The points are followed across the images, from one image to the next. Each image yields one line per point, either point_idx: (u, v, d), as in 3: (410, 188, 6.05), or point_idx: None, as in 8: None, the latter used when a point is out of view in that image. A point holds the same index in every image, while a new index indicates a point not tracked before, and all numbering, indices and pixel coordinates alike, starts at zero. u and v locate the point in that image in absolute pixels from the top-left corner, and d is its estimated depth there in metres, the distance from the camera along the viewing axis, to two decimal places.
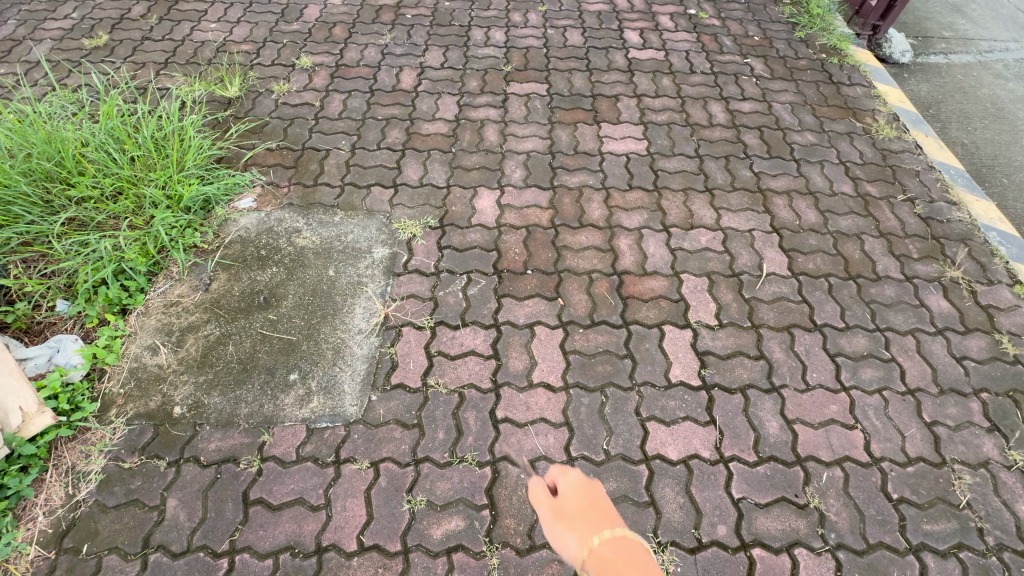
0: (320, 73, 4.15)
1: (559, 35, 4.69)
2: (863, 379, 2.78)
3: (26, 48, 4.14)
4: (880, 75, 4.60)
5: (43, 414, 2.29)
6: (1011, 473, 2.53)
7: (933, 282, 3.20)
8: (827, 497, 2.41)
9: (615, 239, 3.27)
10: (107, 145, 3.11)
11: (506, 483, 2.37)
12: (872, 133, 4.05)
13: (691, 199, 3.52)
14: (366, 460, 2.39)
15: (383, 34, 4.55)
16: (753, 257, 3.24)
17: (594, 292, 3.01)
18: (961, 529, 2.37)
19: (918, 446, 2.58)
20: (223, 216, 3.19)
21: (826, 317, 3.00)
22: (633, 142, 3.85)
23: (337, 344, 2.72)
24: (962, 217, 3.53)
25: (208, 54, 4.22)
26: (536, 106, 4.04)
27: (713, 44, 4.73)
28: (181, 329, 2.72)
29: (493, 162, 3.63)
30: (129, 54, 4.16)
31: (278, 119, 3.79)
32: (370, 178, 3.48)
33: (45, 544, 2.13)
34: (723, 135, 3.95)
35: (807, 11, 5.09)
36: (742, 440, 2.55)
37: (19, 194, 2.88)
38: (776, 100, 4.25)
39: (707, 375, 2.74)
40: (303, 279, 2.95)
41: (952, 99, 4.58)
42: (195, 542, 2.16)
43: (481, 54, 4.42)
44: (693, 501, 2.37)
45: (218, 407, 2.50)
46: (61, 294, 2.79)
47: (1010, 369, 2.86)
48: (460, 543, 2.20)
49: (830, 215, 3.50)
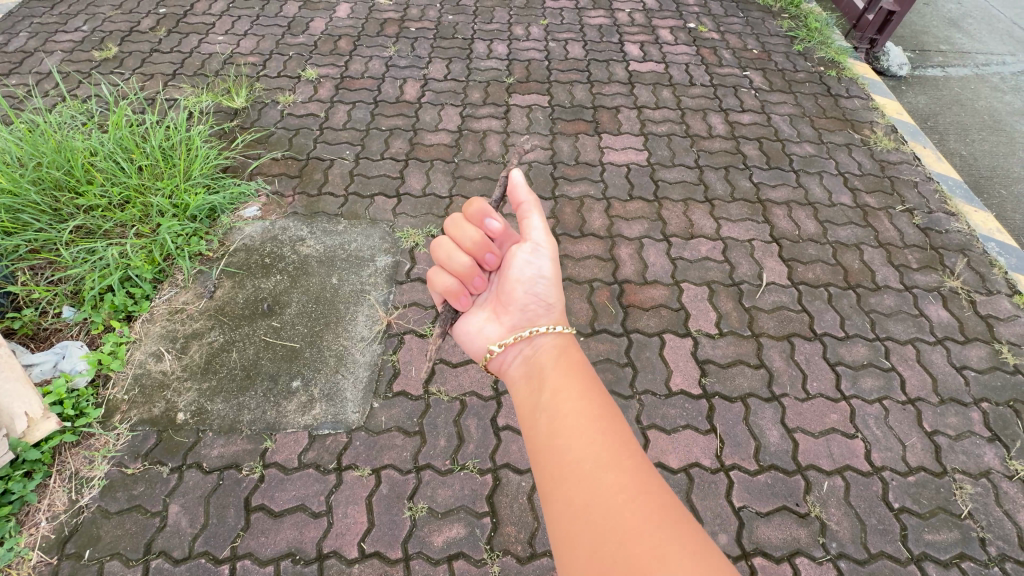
0: (326, 85, 4.21)
1: (560, 48, 4.76)
2: (863, 389, 2.79)
3: (37, 60, 4.21)
4: (877, 88, 4.66)
5: (48, 420, 2.33)
6: (1012, 483, 2.53)
7: (933, 292, 3.21)
8: (828, 506, 2.41)
9: (616, 249, 3.30)
10: (116, 154, 3.16)
11: (506, 491, 2.37)
12: (870, 144, 4.09)
13: (691, 209, 3.55)
14: (366, 467, 2.40)
15: (387, 46, 4.62)
16: (753, 266, 3.26)
17: (595, 301, 3.04)
18: (962, 539, 2.36)
19: (919, 456, 2.59)
20: (228, 224, 3.22)
21: (826, 326, 3.02)
22: (633, 153, 3.89)
23: (340, 352, 2.74)
24: (961, 228, 3.56)
25: (216, 66, 4.28)
26: (538, 117, 4.09)
27: (712, 57, 4.79)
28: (185, 337, 2.75)
29: (495, 172, 3.67)
30: (139, 65, 4.23)
31: (282, 129, 3.84)
32: (373, 188, 3.52)
33: (47, 550, 2.13)
34: (722, 146, 3.99)
35: (805, 26, 5.16)
36: (743, 449, 2.55)
37: (29, 202, 2.93)
38: (774, 112, 4.30)
39: (708, 384, 2.75)
40: (307, 286, 2.98)
41: (950, 111, 4.63)
42: (197, 548, 2.17)
43: (483, 66, 4.48)
44: (694, 510, 2.37)
45: (220, 413, 2.51)
46: (67, 301, 2.81)
47: (1010, 379, 2.87)
48: (460, 551, 2.21)
49: (830, 225, 3.53)
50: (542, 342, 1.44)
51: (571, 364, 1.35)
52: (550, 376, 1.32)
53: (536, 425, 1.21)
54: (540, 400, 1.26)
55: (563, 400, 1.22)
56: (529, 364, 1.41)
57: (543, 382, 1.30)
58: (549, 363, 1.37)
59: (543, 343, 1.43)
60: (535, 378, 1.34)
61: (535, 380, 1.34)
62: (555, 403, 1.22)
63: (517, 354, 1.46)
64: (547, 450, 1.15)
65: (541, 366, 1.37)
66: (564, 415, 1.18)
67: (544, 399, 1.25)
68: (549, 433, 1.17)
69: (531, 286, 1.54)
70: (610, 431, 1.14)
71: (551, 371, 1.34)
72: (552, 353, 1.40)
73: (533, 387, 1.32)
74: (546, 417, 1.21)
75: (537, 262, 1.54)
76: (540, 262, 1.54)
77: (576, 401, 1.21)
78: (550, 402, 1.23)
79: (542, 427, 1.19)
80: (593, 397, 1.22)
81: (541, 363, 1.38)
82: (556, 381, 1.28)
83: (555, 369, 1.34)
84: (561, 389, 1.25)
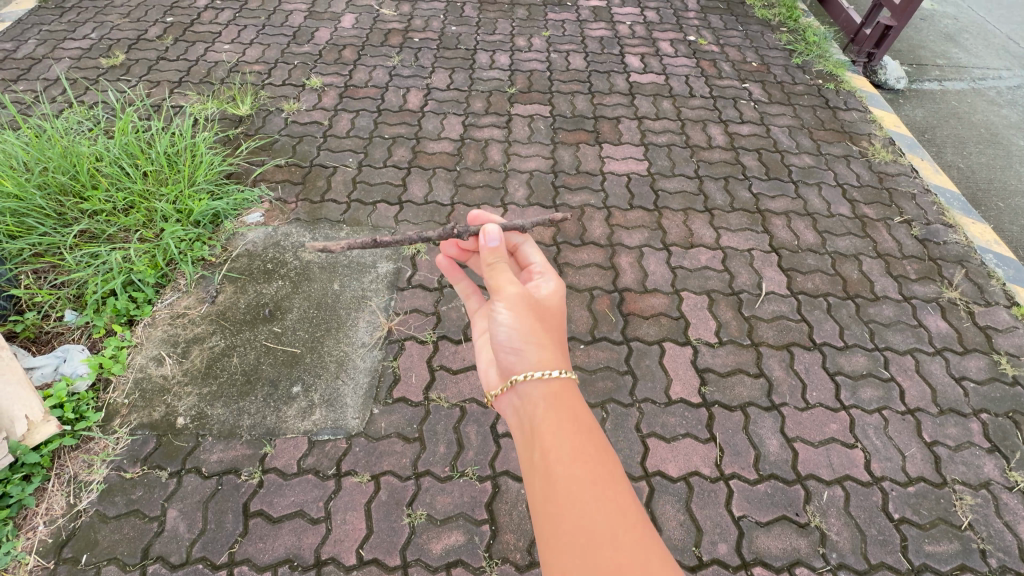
0: (330, 93, 4.25)
1: (562, 59, 4.82)
2: (863, 399, 2.79)
3: (45, 66, 4.25)
4: (875, 100, 4.71)
5: (48, 423, 2.32)
6: (1012, 495, 2.53)
7: (931, 303, 3.23)
8: (827, 516, 2.41)
9: (616, 257, 3.31)
10: (121, 160, 3.19)
11: (506, 498, 2.37)
12: (867, 156, 4.13)
13: (691, 218, 3.58)
14: (366, 473, 2.40)
15: (391, 56, 4.67)
16: (752, 276, 3.28)
17: (595, 309, 3.05)
18: (963, 550, 2.36)
19: (919, 466, 2.59)
20: (231, 229, 3.24)
21: (825, 336, 3.03)
22: (634, 163, 3.92)
23: (341, 357, 2.75)
24: (959, 240, 3.58)
25: (221, 74, 4.33)
26: (539, 126, 4.13)
27: (712, 69, 4.85)
28: (186, 341, 2.75)
29: (496, 181, 3.70)
30: (145, 73, 4.27)
31: (286, 137, 3.87)
32: (375, 195, 3.54)
33: (45, 554, 2.12)
34: (722, 156, 4.03)
35: (803, 40, 5.22)
36: (742, 458, 2.55)
37: (34, 206, 2.95)
38: (773, 124, 4.34)
39: (707, 393, 2.75)
40: (308, 292, 2.99)
41: (946, 124, 4.67)
42: (194, 554, 2.16)
43: (486, 77, 4.53)
44: (694, 519, 2.36)
45: (220, 418, 2.51)
46: (69, 304, 2.82)
47: (1009, 390, 2.87)
48: (459, 558, 2.20)
49: (828, 235, 3.55)
50: (529, 389, 1.31)
51: (566, 413, 1.24)
52: (540, 425, 1.24)
53: (532, 487, 1.16)
54: (532, 460, 1.18)
55: (554, 463, 1.14)
56: (520, 410, 1.32)
57: (534, 435, 1.22)
58: (539, 411, 1.26)
59: (531, 391, 1.30)
60: (528, 428, 1.26)
61: (528, 432, 1.26)
62: (548, 465, 1.14)
63: (507, 402, 1.38)
64: (543, 517, 1.11)
65: (532, 414, 1.28)
66: (557, 483, 1.10)
67: (537, 459, 1.18)
68: (544, 500, 1.12)
69: (498, 338, 1.48)
70: (607, 500, 1.08)
71: (543, 419, 1.25)
72: (541, 399, 1.28)
73: (526, 442, 1.24)
74: (539, 482, 1.14)
75: (497, 316, 1.47)
76: (501, 316, 1.46)
77: (570, 463, 1.13)
78: (543, 462, 1.16)
79: (537, 492, 1.14)
80: (589, 459, 1.13)
81: (533, 409, 1.29)
82: (548, 435, 1.20)
83: (547, 419, 1.24)
84: (553, 448, 1.16)
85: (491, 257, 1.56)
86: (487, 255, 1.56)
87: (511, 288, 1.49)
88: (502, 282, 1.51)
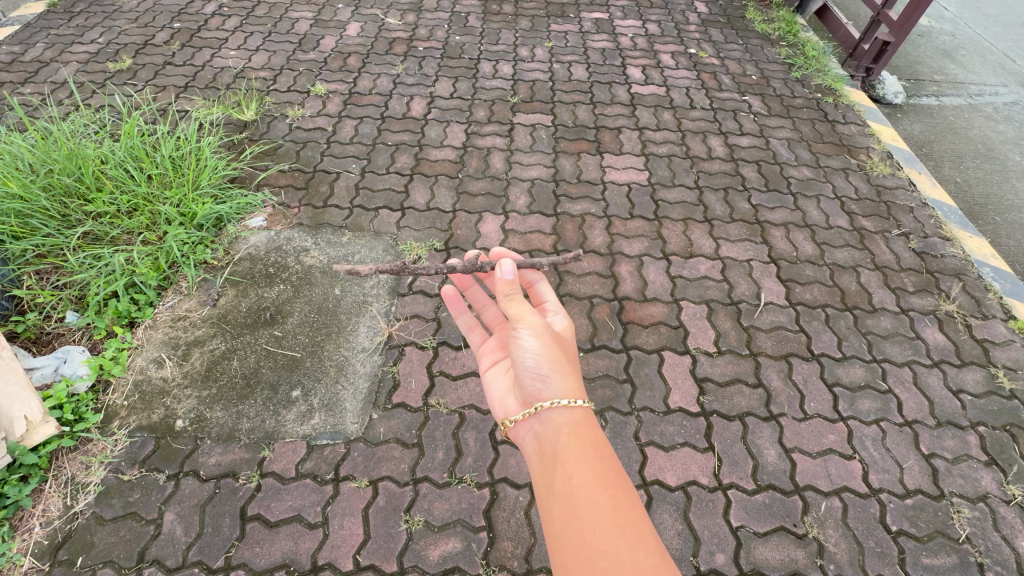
0: (334, 100, 4.29)
1: (564, 70, 4.87)
2: (861, 411, 2.80)
3: (53, 70, 4.29)
4: (873, 114, 4.75)
5: (47, 424, 2.30)
6: (1010, 508, 2.53)
7: (928, 316, 3.24)
8: (825, 527, 2.41)
9: (616, 266, 3.33)
10: (126, 163, 3.22)
11: (503, 505, 2.36)
12: (865, 169, 4.16)
13: (691, 228, 3.60)
14: (364, 478, 2.39)
15: (396, 65, 4.72)
16: (751, 286, 3.30)
17: (595, 317, 3.06)
18: (961, 564, 2.35)
19: (916, 478, 2.59)
20: (233, 233, 3.26)
21: (823, 347, 3.04)
22: (634, 172, 3.96)
23: (341, 362, 2.75)
24: (956, 253, 3.61)
25: (227, 79, 4.36)
26: (541, 135, 4.18)
27: (712, 81, 4.90)
28: (187, 344, 2.76)
29: (498, 188, 3.72)
30: (151, 77, 4.31)
31: (290, 142, 3.90)
32: (378, 202, 3.56)
33: (39, 556, 2.11)
34: (722, 167, 4.06)
35: (803, 54, 5.28)
36: (740, 468, 2.55)
37: (39, 207, 2.97)
38: (772, 136, 4.38)
39: (706, 402, 2.76)
40: (309, 297, 3.00)
41: (944, 139, 4.72)
42: (190, 558, 2.15)
43: (489, 86, 4.57)
44: (691, 529, 2.36)
45: (220, 421, 2.51)
46: (71, 305, 2.83)
47: (1006, 404, 2.88)
48: (456, 565, 2.19)
49: (827, 247, 3.57)
50: (553, 415, 1.38)
51: (587, 441, 1.32)
52: (561, 452, 1.30)
53: (552, 511, 1.21)
54: (554, 484, 1.24)
55: (577, 487, 1.20)
56: (541, 438, 1.38)
57: (556, 461, 1.29)
58: (562, 438, 1.33)
59: (555, 417, 1.38)
60: (548, 455, 1.32)
61: (548, 458, 1.32)
62: (571, 489, 1.21)
63: (528, 429, 1.43)
64: (563, 540, 1.16)
65: (554, 441, 1.34)
66: (580, 505, 1.17)
67: (558, 483, 1.24)
68: (565, 523, 1.17)
69: (520, 364, 1.54)
70: (627, 526, 1.14)
71: (564, 446, 1.31)
72: (566, 427, 1.35)
73: (546, 467, 1.30)
74: (560, 505, 1.20)
75: (522, 343, 1.53)
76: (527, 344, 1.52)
77: (592, 489, 1.20)
78: (565, 487, 1.22)
79: (557, 515, 1.19)
80: (611, 487, 1.21)
81: (554, 439, 1.35)
82: (570, 461, 1.27)
83: (570, 446, 1.30)
84: (575, 473, 1.23)
85: (508, 289, 1.61)
86: (504, 287, 1.61)
87: (532, 318, 1.56)
88: (524, 313, 1.57)
